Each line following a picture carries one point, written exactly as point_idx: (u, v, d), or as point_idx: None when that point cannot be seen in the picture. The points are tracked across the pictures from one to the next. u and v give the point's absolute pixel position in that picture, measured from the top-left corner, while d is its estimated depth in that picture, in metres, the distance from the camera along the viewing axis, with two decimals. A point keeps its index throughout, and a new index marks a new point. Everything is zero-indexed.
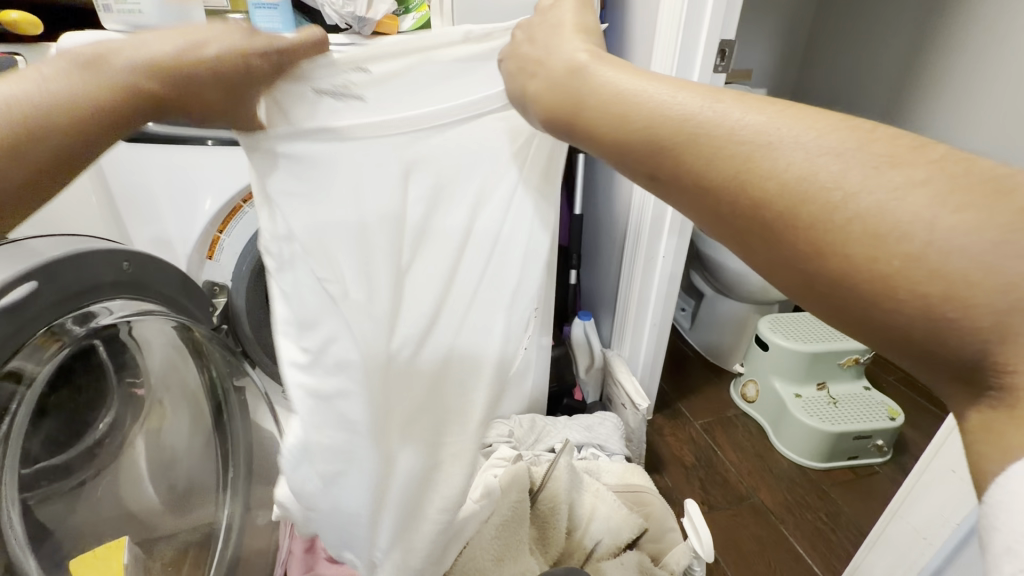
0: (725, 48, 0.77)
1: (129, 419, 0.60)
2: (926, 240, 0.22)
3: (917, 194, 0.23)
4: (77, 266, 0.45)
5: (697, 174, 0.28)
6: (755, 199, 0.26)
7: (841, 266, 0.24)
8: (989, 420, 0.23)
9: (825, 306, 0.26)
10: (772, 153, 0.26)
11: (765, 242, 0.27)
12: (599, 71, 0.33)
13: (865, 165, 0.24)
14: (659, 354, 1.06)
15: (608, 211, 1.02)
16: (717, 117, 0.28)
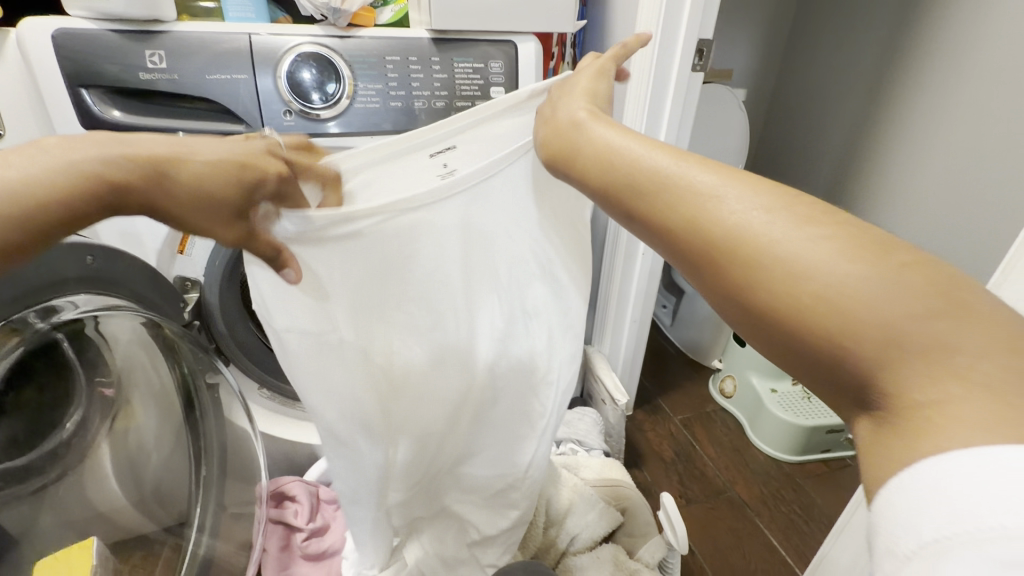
0: (702, 47, 0.78)
1: (97, 420, 0.59)
2: (831, 285, 0.25)
3: (825, 246, 0.26)
4: (37, 259, 0.43)
5: (656, 221, 0.31)
6: (694, 235, 0.29)
7: (760, 297, 0.27)
8: (874, 435, 0.25)
9: (751, 333, 0.29)
10: (708, 198, 0.29)
11: (700, 273, 0.30)
12: (589, 125, 0.37)
13: (785, 216, 0.27)
14: (639, 350, 1.07)
15: None
16: (665, 167, 0.32)
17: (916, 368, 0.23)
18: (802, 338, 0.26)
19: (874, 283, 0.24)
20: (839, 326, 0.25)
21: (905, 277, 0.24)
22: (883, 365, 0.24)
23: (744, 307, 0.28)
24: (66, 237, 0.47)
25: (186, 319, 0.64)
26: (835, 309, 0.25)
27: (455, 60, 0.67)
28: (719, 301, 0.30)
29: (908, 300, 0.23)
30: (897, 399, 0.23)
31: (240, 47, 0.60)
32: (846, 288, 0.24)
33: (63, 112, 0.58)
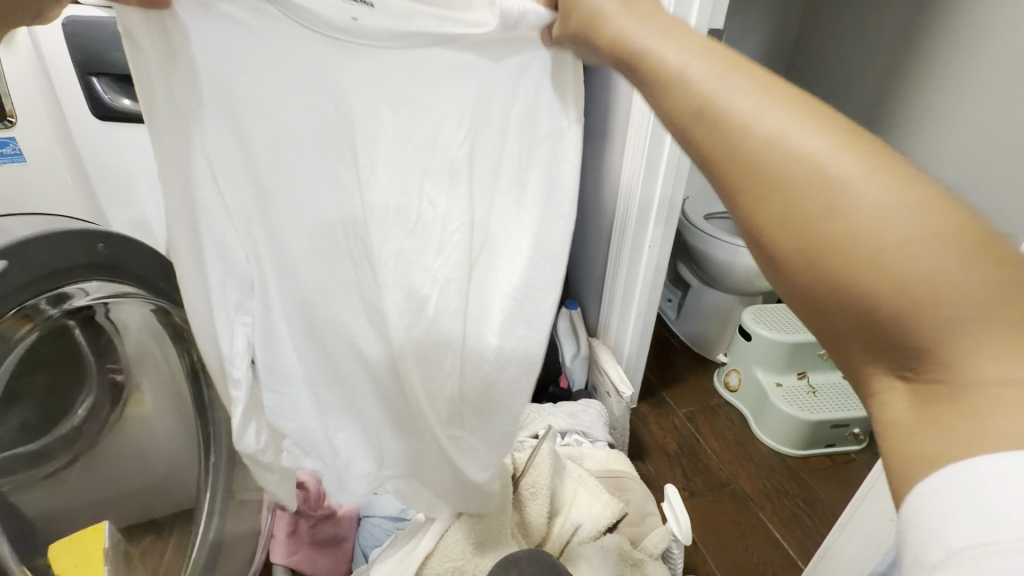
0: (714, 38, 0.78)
1: (107, 406, 0.60)
2: (898, 246, 0.21)
3: (905, 204, 0.22)
4: (48, 246, 0.43)
5: (708, 141, 0.27)
6: (748, 149, 0.25)
7: (816, 230, 0.23)
8: (918, 419, 0.22)
9: (786, 271, 0.25)
10: (766, 119, 0.25)
11: (745, 195, 0.26)
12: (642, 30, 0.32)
13: (857, 152, 0.23)
14: (645, 343, 1.07)
15: (596, 201, 1.02)
16: (725, 77, 0.27)
17: (972, 344, 0.20)
18: (854, 287, 0.22)
19: (959, 247, 0.21)
20: (901, 283, 0.21)
21: (992, 250, 0.20)
22: (943, 337, 0.21)
23: (788, 241, 0.24)
24: (77, 224, 0.48)
25: None
26: (902, 267, 0.21)
27: None
28: (755, 228, 0.25)
29: (987, 274, 0.20)
30: (954, 377, 0.21)
31: None
32: (924, 247, 0.21)
33: (75, 101, 0.58)
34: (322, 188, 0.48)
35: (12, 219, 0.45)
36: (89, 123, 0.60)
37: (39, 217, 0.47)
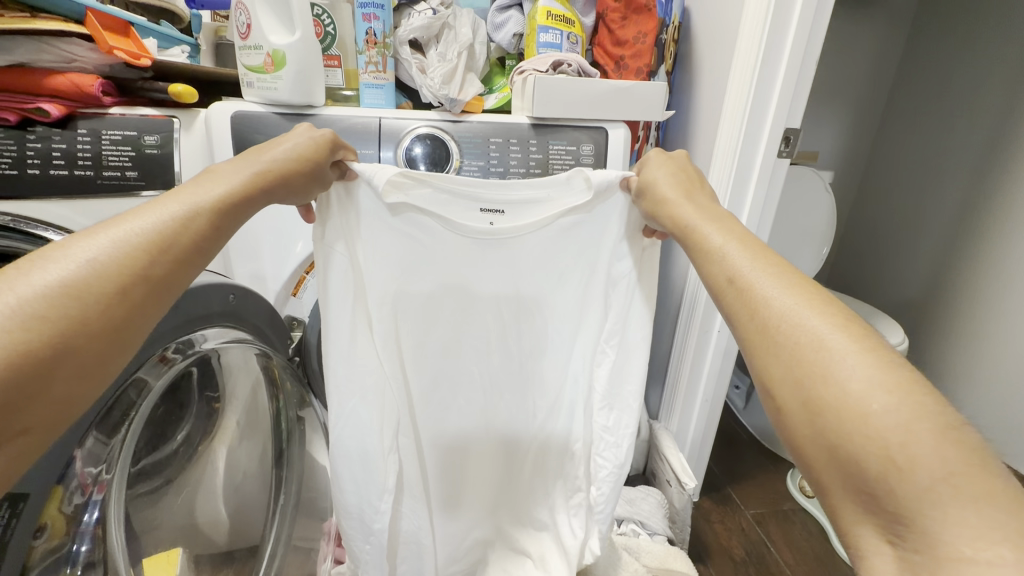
0: (790, 135, 0.81)
1: (199, 434, 0.66)
2: (873, 414, 0.28)
3: (882, 383, 0.29)
4: (196, 296, 0.52)
5: (744, 311, 0.37)
6: (771, 324, 0.35)
7: (813, 390, 0.31)
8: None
9: (794, 421, 0.32)
10: (788, 306, 0.35)
11: (767, 359, 0.34)
12: (703, 224, 0.44)
13: (855, 341, 0.31)
14: (708, 431, 1.03)
15: (665, 283, 1.03)
16: (765, 271, 0.38)
17: (944, 515, 0.25)
18: (843, 444, 0.29)
19: (924, 424, 0.27)
20: (878, 447, 0.27)
21: (957, 437, 0.26)
22: (915, 496, 0.26)
23: (794, 399, 0.32)
24: (217, 278, 0.56)
25: (289, 354, 0.70)
26: (881, 433, 0.27)
27: (550, 143, 0.73)
28: (774, 387, 0.33)
29: (950, 456, 0.26)
30: (928, 541, 0.25)
31: (370, 127, 0.70)
32: (895, 422, 0.27)
33: None
34: (446, 321, 0.62)
35: None
36: None
37: None
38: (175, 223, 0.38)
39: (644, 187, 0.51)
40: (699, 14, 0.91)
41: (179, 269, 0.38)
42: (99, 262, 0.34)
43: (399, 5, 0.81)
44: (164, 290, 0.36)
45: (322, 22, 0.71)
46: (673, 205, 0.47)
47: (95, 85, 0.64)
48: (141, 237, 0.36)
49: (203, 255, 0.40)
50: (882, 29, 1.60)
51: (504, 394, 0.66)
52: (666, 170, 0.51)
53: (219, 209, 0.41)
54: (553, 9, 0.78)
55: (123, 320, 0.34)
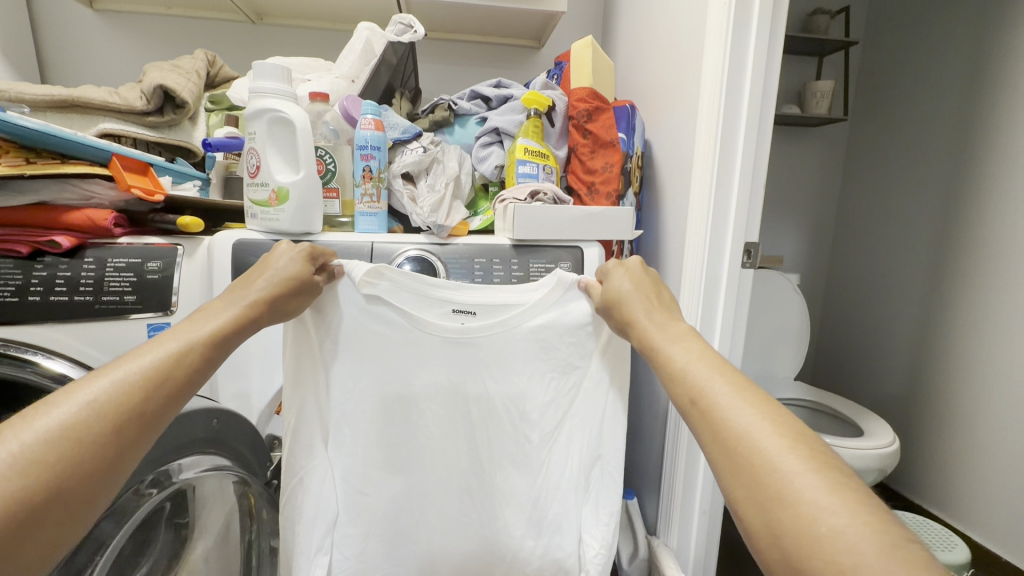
0: (750, 248, 0.89)
1: (161, 568, 0.62)
2: (824, 536, 0.29)
3: (831, 502, 0.30)
4: (178, 425, 0.52)
5: (708, 428, 0.39)
6: (730, 445, 0.36)
7: (773, 511, 0.32)
8: None
9: (761, 542, 0.33)
10: (743, 424, 0.37)
11: (731, 479, 0.35)
12: (664, 341, 0.48)
13: (804, 460, 0.33)
14: (709, 546, 0.97)
15: (651, 385, 1.04)
16: (722, 387, 0.40)
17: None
18: (809, 569, 0.29)
19: (873, 547, 0.27)
20: (835, 571, 0.28)
21: (901, 555, 0.27)
22: None
23: (758, 520, 0.33)
24: (202, 403, 0.56)
25: (267, 477, 0.68)
26: (836, 555, 0.28)
27: (531, 261, 0.79)
28: (739, 507, 0.34)
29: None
30: None
31: (362, 250, 0.75)
32: (846, 543, 0.28)
33: None
34: (423, 440, 0.63)
35: None
36: None
37: None
38: (172, 359, 0.40)
39: (611, 302, 0.55)
40: (658, 147, 1.04)
41: (174, 400, 0.39)
42: (99, 402, 0.35)
43: (393, 145, 0.91)
44: (156, 421, 0.38)
45: (324, 161, 0.80)
46: (640, 324, 0.51)
47: (107, 219, 0.69)
48: (140, 376, 0.38)
49: (194, 386, 0.41)
50: (823, 149, 1.81)
51: (484, 516, 0.64)
52: (628, 282, 0.55)
53: (213, 338, 0.44)
54: (530, 147, 0.88)
55: (115, 459, 0.34)
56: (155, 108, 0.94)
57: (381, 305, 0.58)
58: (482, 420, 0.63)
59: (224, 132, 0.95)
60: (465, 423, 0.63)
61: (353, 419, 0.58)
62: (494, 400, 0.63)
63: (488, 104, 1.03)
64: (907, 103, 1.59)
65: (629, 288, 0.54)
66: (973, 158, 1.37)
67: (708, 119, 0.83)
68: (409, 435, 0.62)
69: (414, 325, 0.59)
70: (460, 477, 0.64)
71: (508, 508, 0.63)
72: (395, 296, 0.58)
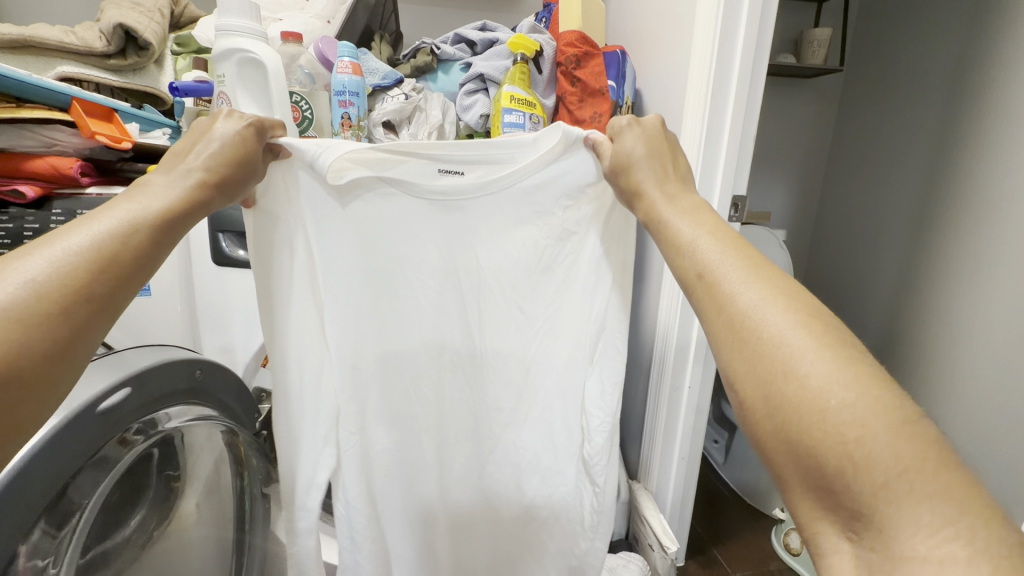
0: (737, 202, 0.89)
1: (156, 519, 0.62)
2: (829, 410, 0.29)
3: (839, 378, 0.30)
4: (160, 375, 0.51)
5: (713, 305, 0.39)
6: (737, 320, 0.36)
7: (776, 385, 0.32)
8: (869, 561, 0.27)
9: (756, 414, 0.33)
10: (752, 301, 0.36)
11: (734, 355, 0.36)
12: (671, 217, 0.46)
13: (815, 339, 0.33)
14: (687, 491, 1.02)
15: (635, 339, 1.06)
16: (734, 266, 0.39)
17: (898, 512, 0.26)
18: (804, 439, 0.30)
19: (881, 423, 0.28)
20: (835, 442, 0.28)
21: (910, 430, 0.27)
22: (872, 489, 0.27)
23: (758, 396, 0.33)
24: (184, 355, 0.56)
25: (256, 428, 0.70)
26: (838, 428, 0.29)
27: None
28: (739, 379, 0.35)
29: (900, 452, 0.27)
30: (883, 533, 0.26)
31: None
32: (853, 418, 0.28)
33: (201, 249, 0.71)
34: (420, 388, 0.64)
35: (133, 350, 0.53)
36: (207, 266, 0.71)
37: (153, 347, 0.55)
38: (112, 239, 0.37)
39: (619, 164, 0.50)
40: (649, 96, 1.01)
41: (122, 284, 0.37)
42: (37, 283, 0.33)
43: (373, 91, 0.87)
44: (103, 301, 0.36)
45: (300, 107, 0.75)
46: (650, 196, 0.48)
47: (73, 167, 0.67)
48: (79, 256, 0.35)
49: (143, 271, 0.39)
50: (816, 103, 1.80)
51: (479, 459, 0.69)
52: (639, 149, 0.50)
53: (156, 218, 0.41)
54: (516, 94, 0.84)
55: (64, 345, 0.33)
56: (116, 51, 0.88)
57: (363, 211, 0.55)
58: (475, 363, 0.65)
59: (193, 76, 0.90)
60: (454, 358, 0.65)
61: (353, 372, 0.58)
62: (495, 344, 0.64)
63: (472, 49, 0.98)
64: (902, 57, 1.54)
65: (638, 147, 0.50)
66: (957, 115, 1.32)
67: (700, 65, 0.80)
68: (406, 383, 0.63)
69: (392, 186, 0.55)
70: (458, 421, 0.67)
71: (504, 451, 0.69)
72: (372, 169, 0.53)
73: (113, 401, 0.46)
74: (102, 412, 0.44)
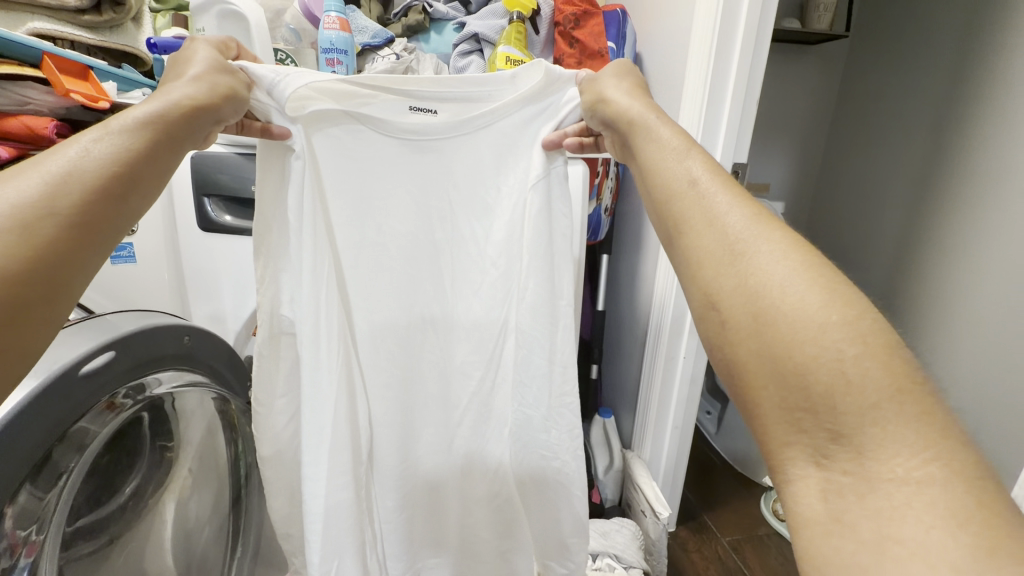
0: (738, 169, 0.86)
1: (150, 486, 0.63)
2: (824, 331, 0.28)
3: (836, 302, 0.29)
4: (148, 340, 0.50)
5: (693, 229, 0.36)
6: (723, 241, 0.34)
7: (765, 305, 0.30)
8: (840, 486, 0.27)
9: (738, 336, 0.32)
10: (741, 225, 0.34)
11: (718, 276, 0.33)
12: (648, 144, 0.43)
13: (809, 264, 0.31)
14: (680, 459, 1.03)
15: (631, 311, 1.06)
16: (721, 191, 0.37)
17: (884, 433, 0.26)
18: (792, 358, 0.29)
19: (876, 347, 0.27)
20: (830, 362, 0.27)
21: (899, 357, 0.27)
22: (859, 411, 0.27)
23: (744, 315, 0.31)
24: (170, 320, 0.55)
25: (249, 397, 0.70)
26: (835, 349, 0.27)
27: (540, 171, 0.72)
28: (721, 301, 0.33)
29: (894, 376, 0.26)
30: (862, 455, 0.26)
31: None
32: (850, 340, 0.27)
33: (186, 215, 0.69)
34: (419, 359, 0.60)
35: (117, 313, 0.51)
36: (194, 232, 0.69)
37: (138, 312, 0.54)
38: (95, 166, 0.34)
39: (597, 104, 0.50)
40: (650, 59, 0.97)
41: (109, 217, 0.34)
42: (15, 212, 0.30)
43: (363, 50, 0.84)
44: (88, 234, 0.33)
45: (286, 66, 0.73)
46: (638, 132, 0.45)
47: (48, 127, 0.64)
48: (61, 183, 0.32)
49: (131, 202, 0.36)
50: (819, 73, 1.76)
51: (481, 433, 0.64)
52: (623, 89, 0.49)
53: (140, 146, 0.37)
54: (512, 55, 0.81)
55: (51, 282, 0.31)
56: (91, 6, 0.84)
57: (334, 148, 0.51)
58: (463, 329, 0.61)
59: (173, 33, 0.86)
60: (452, 326, 0.61)
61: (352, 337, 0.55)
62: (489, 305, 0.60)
63: (466, 7, 0.94)
64: (909, 23, 1.50)
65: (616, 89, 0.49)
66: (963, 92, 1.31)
67: (704, 23, 0.76)
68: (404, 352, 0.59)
69: (360, 123, 0.51)
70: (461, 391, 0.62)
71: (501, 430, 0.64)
72: (336, 104, 0.49)
73: (98, 364, 0.44)
74: (86, 375, 0.43)
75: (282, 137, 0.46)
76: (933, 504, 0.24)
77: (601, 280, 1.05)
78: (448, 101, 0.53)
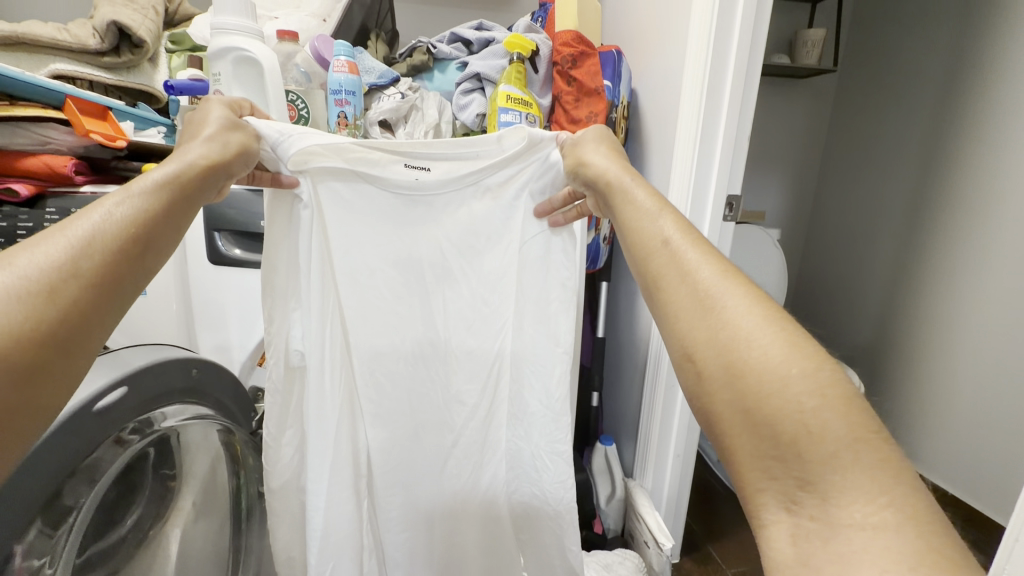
0: (732, 201, 0.89)
1: (151, 517, 0.62)
2: (785, 382, 0.30)
3: (796, 353, 0.31)
4: (157, 374, 0.51)
5: (670, 284, 0.39)
6: (694, 296, 0.36)
7: (735, 357, 0.32)
8: (806, 530, 0.28)
9: (712, 385, 0.33)
10: (711, 279, 0.37)
11: (693, 329, 0.35)
12: (627, 202, 0.46)
13: (771, 317, 0.33)
14: (682, 487, 1.02)
15: (631, 339, 1.07)
16: (692, 246, 0.40)
17: (844, 478, 0.27)
18: (761, 408, 0.30)
19: (835, 397, 0.29)
20: (792, 412, 0.29)
21: (856, 406, 0.29)
22: (820, 457, 0.28)
23: (717, 366, 0.33)
24: (180, 353, 0.56)
25: (252, 427, 0.70)
26: (796, 399, 0.29)
27: None
28: (696, 352, 0.35)
29: (851, 425, 0.28)
30: (825, 500, 0.27)
31: None
32: (810, 391, 0.29)
33: (196, 248, 0.71)
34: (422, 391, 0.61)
35: (129, 348, 0.52)
36: (204, 265, 0.71)
37: (149, 346, 0.55)
38: (116, 225, 0.36)
39: (578, 167, 0.52)
40: (645, 96, 1.01)
41: (128, 271, 0.36)
42: (41, 273, 0.32)
43: (369, 90, 0.88)
44: (109, 289, 0.35)
45: (296, 106, 0.76)
46: (615, 190, 0.47)
47: (68, 166, 0.67)
48: (84, 243, 0.34)
49: (148, 257, 0.38)
50: (811, 104, 1.81)
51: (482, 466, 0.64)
52: (603, 153, 0.51)
53: (157, 204, 0.39)
54: (512, 94, 0.84)
55: (72, 338, 0.32)
56: (111, 48, 0.88)
57: (333, 198, 0.52)
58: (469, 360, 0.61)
59: (188, 74, 0.89)
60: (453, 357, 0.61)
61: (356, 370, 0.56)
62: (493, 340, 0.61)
63: (469, 48, 0.98)
64: (895, 57, 1.56)
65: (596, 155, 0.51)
66: (954, 123, 1.36)
67: (696, 64, 0.80)
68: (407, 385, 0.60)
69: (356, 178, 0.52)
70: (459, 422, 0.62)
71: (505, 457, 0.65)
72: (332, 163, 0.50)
73: (110, 400, 0.45)
74: (99, 411, 0.44)
75: (291, 186, 0.48)
76: (888, 549, 0.25)
77: (601, 308, 1.07)
78: (440, 160, 0.54)
